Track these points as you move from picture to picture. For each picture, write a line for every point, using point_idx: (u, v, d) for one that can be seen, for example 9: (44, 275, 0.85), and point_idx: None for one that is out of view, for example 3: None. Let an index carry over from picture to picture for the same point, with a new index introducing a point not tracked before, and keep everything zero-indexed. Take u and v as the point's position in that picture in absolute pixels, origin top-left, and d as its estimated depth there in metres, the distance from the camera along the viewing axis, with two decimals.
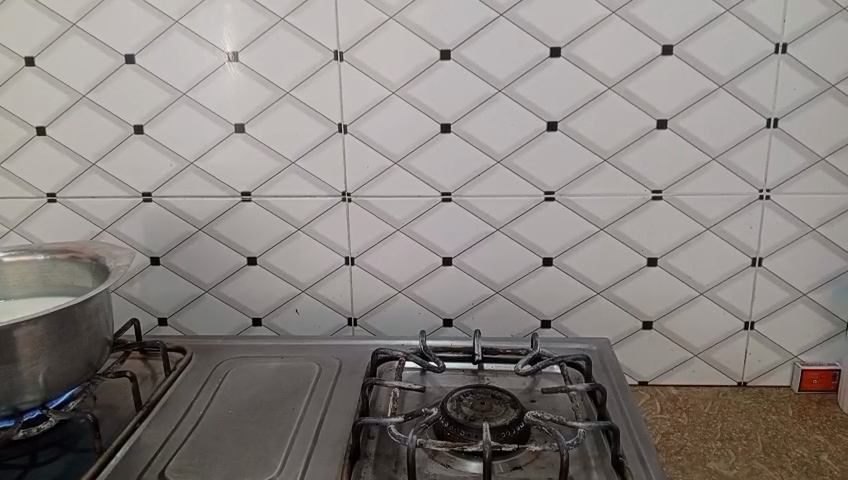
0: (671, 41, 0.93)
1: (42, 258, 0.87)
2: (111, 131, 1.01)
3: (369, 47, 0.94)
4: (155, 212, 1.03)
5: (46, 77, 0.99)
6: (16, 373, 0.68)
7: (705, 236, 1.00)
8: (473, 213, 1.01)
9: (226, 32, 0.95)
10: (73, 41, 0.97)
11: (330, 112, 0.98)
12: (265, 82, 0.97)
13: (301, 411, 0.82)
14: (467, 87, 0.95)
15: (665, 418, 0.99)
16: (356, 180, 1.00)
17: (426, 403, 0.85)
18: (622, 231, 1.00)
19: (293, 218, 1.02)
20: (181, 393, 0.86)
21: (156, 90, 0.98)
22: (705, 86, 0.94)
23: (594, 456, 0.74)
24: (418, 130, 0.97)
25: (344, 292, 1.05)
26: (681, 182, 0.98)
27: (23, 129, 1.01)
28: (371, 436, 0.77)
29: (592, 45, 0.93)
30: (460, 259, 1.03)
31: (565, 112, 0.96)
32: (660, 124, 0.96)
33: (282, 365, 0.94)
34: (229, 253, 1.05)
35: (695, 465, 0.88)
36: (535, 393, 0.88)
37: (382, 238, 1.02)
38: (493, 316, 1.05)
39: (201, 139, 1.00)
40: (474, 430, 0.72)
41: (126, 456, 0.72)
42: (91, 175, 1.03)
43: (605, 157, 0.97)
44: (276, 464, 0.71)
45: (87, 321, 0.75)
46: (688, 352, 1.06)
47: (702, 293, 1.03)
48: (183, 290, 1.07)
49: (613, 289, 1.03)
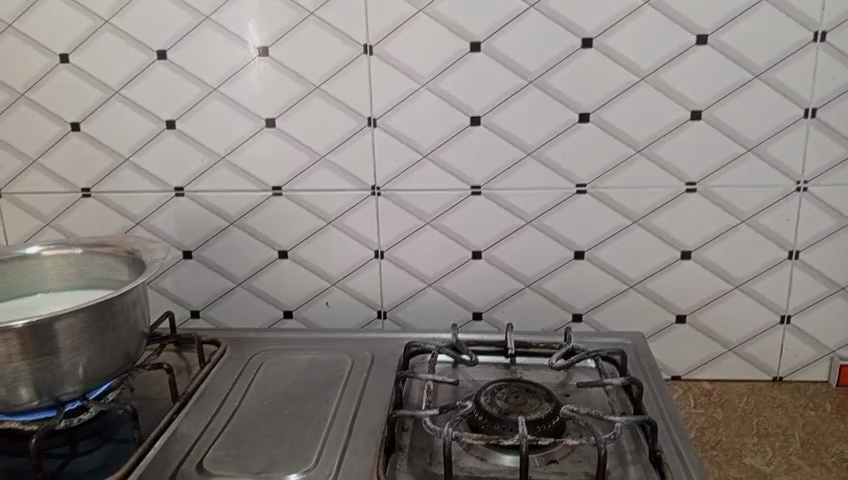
0: (706, 30, 0.91)
1: (80, 251, 0.89)
2: (143, 126, 1.02)
3: (398, 40, 0.94)
4: (187, 207, 1.04)
5: (80, 73, 1.00)
6: (57, 364, 0.70)
7: (740, 229, 0.99)
8: (503, 206, 1.00)
9: (256, 28, 0.96)
10: (106, 38, 0.98)
11: (359, 106, 0.97)
12: (296, 77, 0.97)
13: (335, 404, 0.82)
14: (497, 79, 0.95)
15: (700, 413, 0.97)
16: (386, 174, 1.00)
17: (459, 397, 0.85)
18: (656, 224, 0.99)
19: (323, 212, 1.03)
20: (216, 386, 0.86)
21: (188, 85, 0.99)
22: (741, 75, 0.92)
23: (631, 451, 0.74)
24: (447, 123, 0.97)
25: (374, 286, 1.05)
26: (716, 174, 0.96)
27: (58, 125, 1.03)
28: (405, 429, 0.77)
29: (624, 35, 0.92)
30: (489, 253, 1.02)
31: (597, 104, 0.95)
32: (694, 115, 0.94)
33: (314, 357, 0.94)
34: (260, 247, 1.05)
35: (732, 460, 0.87)
36: (569, 388, 0.87)
37: (411, 231, 1.02)
38: (524, 309, 1.04)
39: (233, 133, 1.01)
40: (509, 424, 0.72)
41: (164, 446, 0.73)
42: (124, 170, 1.04)
43: (637, 149, 0.96)
44: (311, 456, 0.71)
45: (125, 314, 0.76)
46: (723, 346, 1.04)
47: (737, 287, 1.01)
48: (214, 284, 1.08)
49: (646, 283, 1.02)
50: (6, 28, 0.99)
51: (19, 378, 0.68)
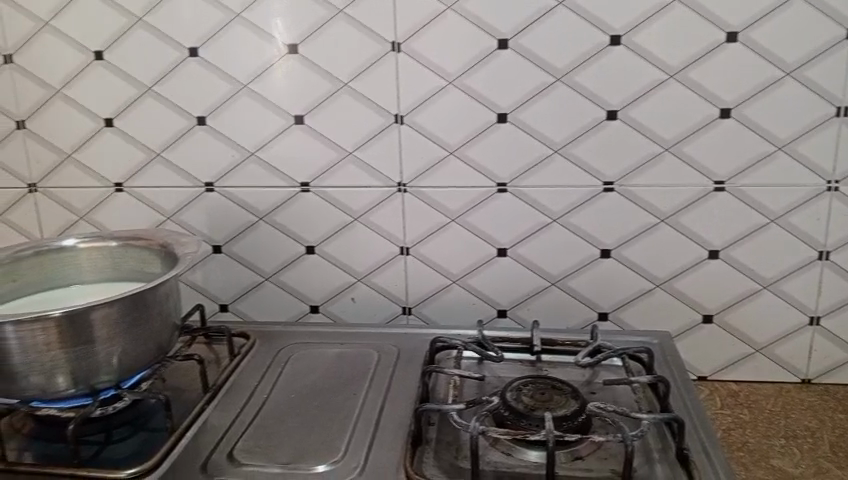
0: (736, 27, 0.90)
1: (114, 244, 0.91)
2: (174, 122, 1.03)
3: (426, 37, 0.95)
4: (217, 202, 1.06)
5: (113, 70, 1.02)
6: (93, 353, 0.72)
7: (769, 228, 0.98)
8: (529, 204, 1.00)
9: (286, 25, 0.97)
10: (139, 35, 1.00)
11: (386, 104, 0.98)
12: (324, 74, 0.98)
13: (362, 398, 0.83)
14: (525, 76, 0.95)
15: (726, 414, 0.97)
16: (412, 171, 1.01)
17: (485, 392, 0.85)
18: (683, 223, 0.99)
19: (349, 208, 1.04)
20: (245, 378, 0.88)
21: (219, 83, 1.01)
22: (771, 73, 0.92)
23: (658, 449, 0.73)
24: (474, 120, 0.97)
25: (399, 282, 1.06)
26: (745, 173, 0.96)
27: (92, 121, 1.05)
28: (431, 423, 0.77)
29: (653, 33, 0.91)
30: (515, 250, 1.02)
31: (625, 102, 0.94)
32: (723, 113, 0.94)
33: (341, 351, 0.95)
34: (287, 242, 1.06)
35: (759, 461, 0.86)
36: (595, 386, 0.87)
37: (437, 228, 1.03)
38: (549, 307, 1.04)
39: (262, 130, 1.02)
40: (535, 420, 0.72)
41: (196, 436, 0.75)
42: (156, 165, 1.06)
43: (665, 147, 0.96)
44: (339, 448, 0.72)
45: (159, 306, 0.77)
46: (750, 346, 1.03)
47: (765, 288, 1.00)
48: (243, 278, 1.09)
49: (673, 282, 1.01)
50: (44, 26, 1.01)
51: (57, 366, 0.70)
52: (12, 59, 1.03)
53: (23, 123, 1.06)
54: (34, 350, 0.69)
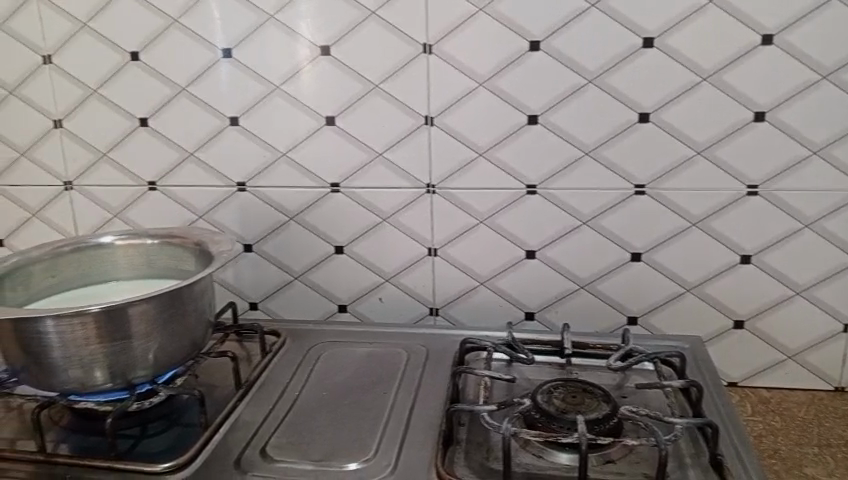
0: (771, 30, 0.89)
1: (150, 241, 0.92)
2: (207, 122, 1.05)
3: (457, 39, 0.95)
4: (248, 201, 1.07)
5: (148, 70, 1.04)
6: (130, 348, 0.73)
7: (802, 233, 0.96)
8: (559, 206, 1.00)
9: (319, 26, 0.98)
10: (175, 36, 1.02)
11: (417, 105, 0.99)
12: (355, 75, 0.99)
13: (393, 397, 0.83)
14: (556, 77, 0.95)
15: (758, 420, 0.96)
16: (442, 173, 1.01)
17: (514, 394, 0.85)
18: (715, 227, 0.98)
19: (379, 209, 1.04)
20: (277, 376, 0.89)
21: (252, 83, 1.02)
22: (807, 76, 0.90)
23: (690, 454, 0.73)
24: (504, 121, 0.97)
25: (427, 282, 1.06)
26: (779, 177, 0.95)
27: (127, 120, 1.07)
28: (462, 423, 0.78)
29: (687, 35, 0.91)
30: (544, 252, 1.02)
31: (657, 104, 0.94)
32: (757, 116, 0.93)
33: (371, 350, 0.96)
34: (317, 241, 1.07)
35: (792, 469, 0.85)
36: (625, 389, 0.86)
37: (465, 229, 1.03)
38: (577, 311, 1.04)
39: (293, 130, 1.03)
40: (567, 423, 0.72)
41: (229, 432, 0.76)
42: (189, 164, 1.07)
43: (698, 150, 0.95)
44: (371, 446, 0.73)
45: (194, 303, 0.79)
46: (782, 352, 1.02)
47: (798, 294, 0.99)
48: (273, 277, 1.10)
49: (704, 286, 1.01)
50: (82, 27, 1.03)
51: (95, 361, 0.72)
52: (51, 60, 1.06)
53: (60, 122, 1.09)
54: (74, 345, 0.71)
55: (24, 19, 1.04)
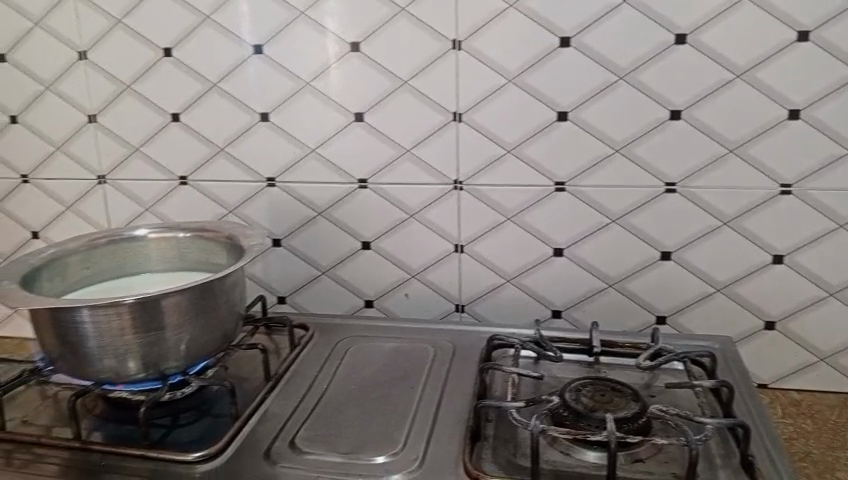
0: (808, 26, 0.88)
1: (182, 235, 0.94)
2: (238, 118, 1.06)
3: (487, 36, 0.95)
4: (277, 196, 1.08)
5: (180, 66, 1.05)
6: (163, 339, 0.74)
7: (837, 233, 0.95)
8: (587, 203, 0.99)
9: (349, 23, 0.98)
10: (206, 33, 1.03)
11: (445, 101, 0.99)
12: (385, 72, 0.99)
13: (420, 392, 0.84)
14: (587, 74, 0.94)
15: (788, 423, 0.94)
16: (470, 169, 1.01)
17: (542, 391, 0.85)
18: (746, 226, 0.96)
19: (406, 205, 1.04)
20: (305, 369, 0.90)
21: (282, 79, 1.03)
22: (845, 73, 0.89)
23: (720, 455, 0.72)
24: (533, 118, 0.97)
25: (454, 278, 1.06)
26: (813, 176, 0.93)
27: (159, 116, 1.09)
28: (489, 419, 0.78)
29: (721, 32, 0.90)
30: (571, 250, 1.02)
31: (689, 102, 0.93)
32: (792, 114, 0.91)
33: (397, 345, 0.96)
34: (345, 236, 1.08)
35: (823, 473, 0.84)
36: (654, 389, 0.86)
37: (493, 226, 1.03)
38: (605, 309, 1.04)
39: (322, 126, 1.04)
40: (595, 421, 0.72)
41: (259, 423, 0.77)
42: (219, 159, 1.09)
43: (730, 148, 0.94)
44: (399, 440, 0.73)
45: (225, 296, 0.80)
46: (814, 354, 1.00)
47: (831, 295, 0.97)
48: (300, 271, 1.11)
49: (735, 286, 0.99)
50: (117, 24, 1.05)
51: (129, 351, 0.73)
52: (86, 56, 1.08)
53: (94, 117, 1.11)
54: (109, 335, 0.72)
55: (61, 16, 1.06)
